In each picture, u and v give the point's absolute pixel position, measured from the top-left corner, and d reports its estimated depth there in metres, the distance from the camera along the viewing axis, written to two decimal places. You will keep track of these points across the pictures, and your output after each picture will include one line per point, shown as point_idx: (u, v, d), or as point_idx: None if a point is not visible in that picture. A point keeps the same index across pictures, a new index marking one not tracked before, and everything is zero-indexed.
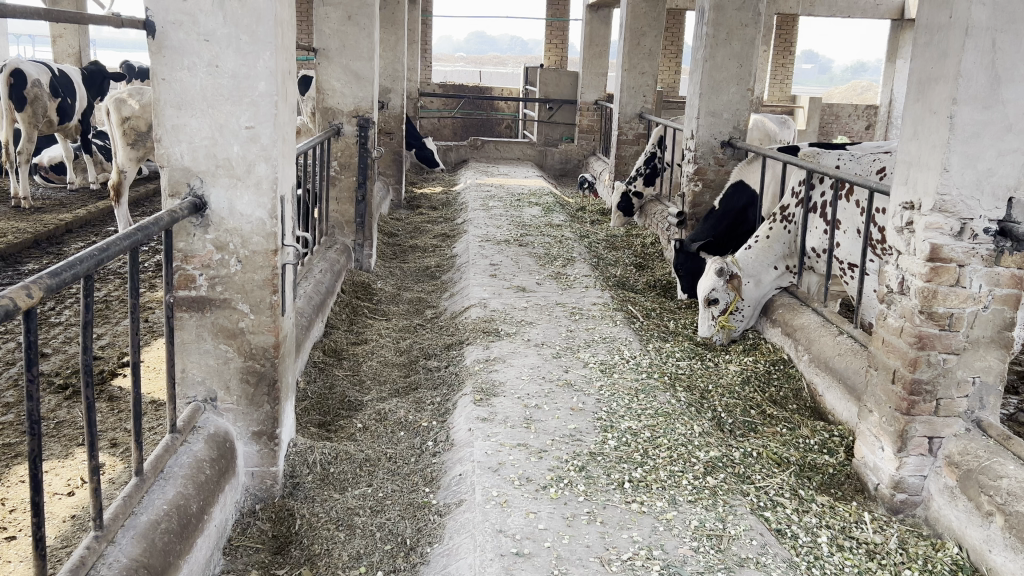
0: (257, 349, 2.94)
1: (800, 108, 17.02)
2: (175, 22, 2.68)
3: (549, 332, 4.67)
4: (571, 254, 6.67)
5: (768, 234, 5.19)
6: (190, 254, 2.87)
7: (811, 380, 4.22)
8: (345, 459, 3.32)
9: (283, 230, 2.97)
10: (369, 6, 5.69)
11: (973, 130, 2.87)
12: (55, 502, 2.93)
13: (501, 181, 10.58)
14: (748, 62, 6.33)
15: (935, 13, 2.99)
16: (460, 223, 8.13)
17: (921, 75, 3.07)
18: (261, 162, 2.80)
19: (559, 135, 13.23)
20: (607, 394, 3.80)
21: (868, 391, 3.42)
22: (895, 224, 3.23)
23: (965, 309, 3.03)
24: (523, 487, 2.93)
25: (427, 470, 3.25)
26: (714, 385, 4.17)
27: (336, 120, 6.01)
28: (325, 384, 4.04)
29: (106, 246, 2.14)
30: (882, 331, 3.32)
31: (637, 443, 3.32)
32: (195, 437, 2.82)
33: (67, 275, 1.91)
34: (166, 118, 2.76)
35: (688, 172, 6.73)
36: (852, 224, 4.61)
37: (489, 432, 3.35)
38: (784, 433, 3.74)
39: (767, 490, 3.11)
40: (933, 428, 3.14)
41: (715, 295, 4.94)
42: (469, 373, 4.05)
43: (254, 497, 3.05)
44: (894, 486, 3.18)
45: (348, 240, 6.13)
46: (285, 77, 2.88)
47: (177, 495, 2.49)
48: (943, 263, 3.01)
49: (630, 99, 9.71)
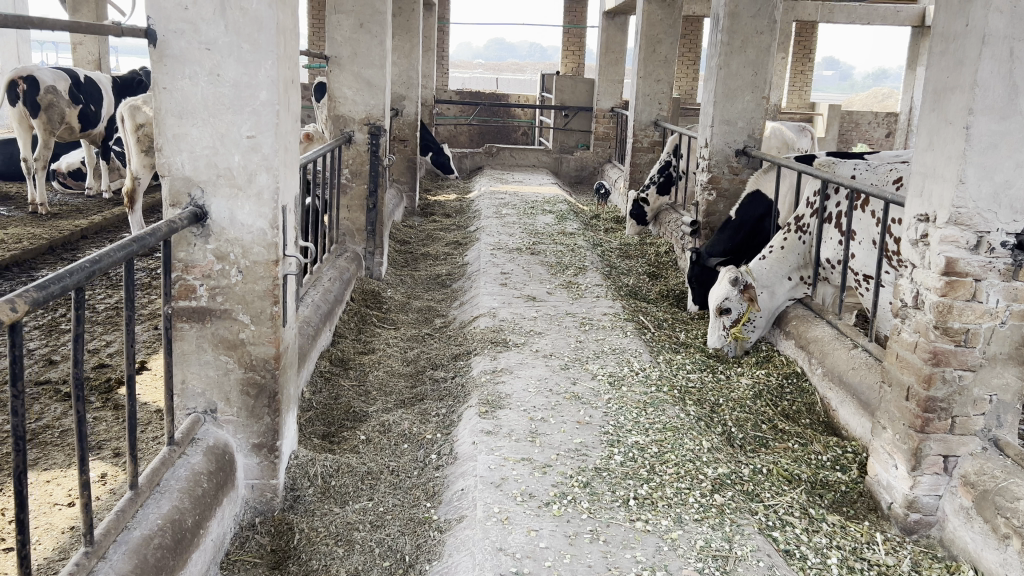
0: (257, 360, 2.91)
1: (819, 116, 16.91)
2: (176, 30, 2.66)
3: (559, 342, 4.62)
4: (583, 263, 6.61)
5: (782, 244, 5.09)
6: (191, 264, 2.84)
7: (824, 395, 4.14)
8: (347, 472, 3.27)
9: (285, 240, 2.93)
10: (381, 14, 5.72)
11: (990, 141, 2.79)
12: (53, 514, 2.91)
13: (516, 188, 10.55)
14: (763, 70, 6.25)
15: (950, 23, 2.92)
16: (473, 230, 8.09)
17: (936, 85, 3.00)
18: (262, 172, 2.76)
19: (575, 142, 12.96)
20: (615, 407, 3.74)
21: (882, 407, 3.34)
22: (910, 236, 3.15)
23: (982, 324, 2.95)
24: (526, 504, 2.87)
25: (429, 484, 3.20)
26: (725, 400, 4.09)
27: (347, 128, 5.98)
28: (330, 395, 4.00)
29: (98, 257, 2.11)
30: (896, 346, 3.24)
31: (644, 458, 3.26)
32: (193, 448, 2.79)
33: (57, 288, 1.88)
34: (167, 127, 2.73)
35: (702, 181, 6.66)
36: (868, 235, 4.52)
37: (493, 446, 3.30)
38: (796, 448, 3.66)
39: (776, 509, 3.03)
40: (948, 447, 3.06)
41: (727, 305, 4.87)
42: (475, 385, 4.01)
43: (254, 510, 3.01)
44: (908, 505, 3.10)
45: (359, 248, 6.11)
46: (287, 86, 2.85)
47: (173, 509, 2.45)
48: (959, 276, 2.94)
49: (645, 107, 9.66)
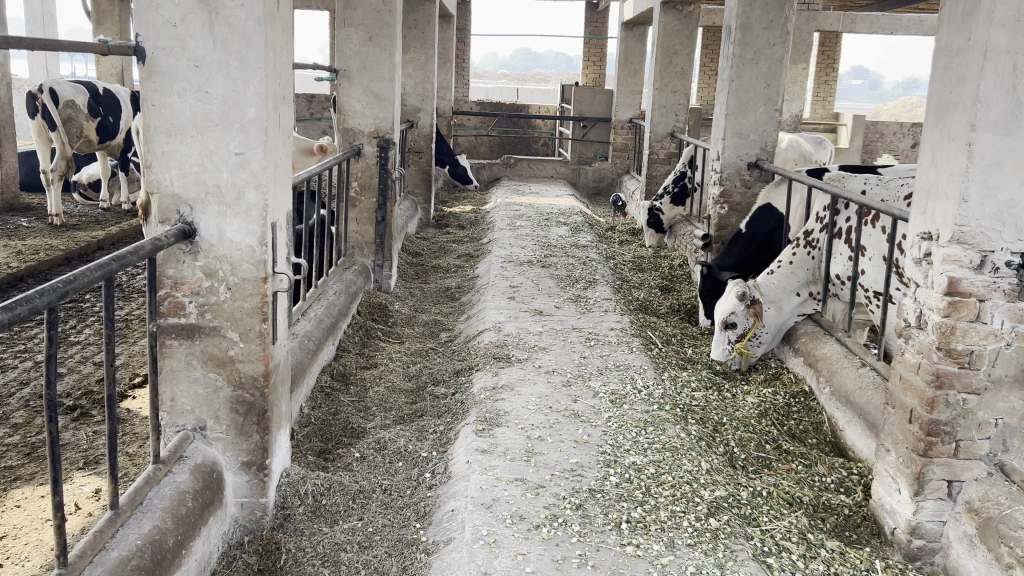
0: (247, 377, 2.89)
1: (843, 126, 16.69)
2: (165, 47, 2.66)
3: (562, 358, 4.56)
4: (594, 276, 6.55)
5: (791, 260, 5.01)
6: (180, 281, 2.83)
7: (832, 414, 4.04)
8: (339, 491, 3.24)
9: (275, 257, 2.91)
10: (390, 27, 5.77)
11: (993, 158, 2.72)
12: (44, 530, 2.89)
13: (533, 200, 10.50)
14: (775, 82, 6.19)
15: (953, 37, 2.85)
16: (485, 243, 8.06)
17: (939, 101, 2.93)
18: (250, 189, 2.75)
19: (593, 154, 12.94)
20: (614, 426, 3.68)
21: (885, 429, 3.25)
22: (914, 255, 3.07)
23: (986, 346, 2.87)
24: (515, 526, 2.83)
25: (420, 504, 3.17)
26: (728, 418, 4.03)
27: (356, 141, 5.98)
28: (329, 410, 3.98)
29: (73, 277, 2.10)
30: (900, 366, 3.15)
31: (641, 480, 3.20)
32: (180, 466, 2.77)
33: (24, 310, 1.87)
34: (155, 144, 2.73)
35: (714, 194, 6.59)
36: (878, 251, 4.43)
37: (487, 465, 3.26)
38: (800, 470, 3.58)
39: (773, 534, 2.96)
40: (952, 472, 2.97)
41: (733, 320, 4.77)
42: (474, 402, 3.97)
43: (243, 529, 2.99)
44: (912, 532, 3.01)
45: (368, 261, 6.09)
46: (277, 102, 2.83)
47: (154, 529, 2.43)
48: (962, 297, 2.86)
49: (661, 118, 9.62)
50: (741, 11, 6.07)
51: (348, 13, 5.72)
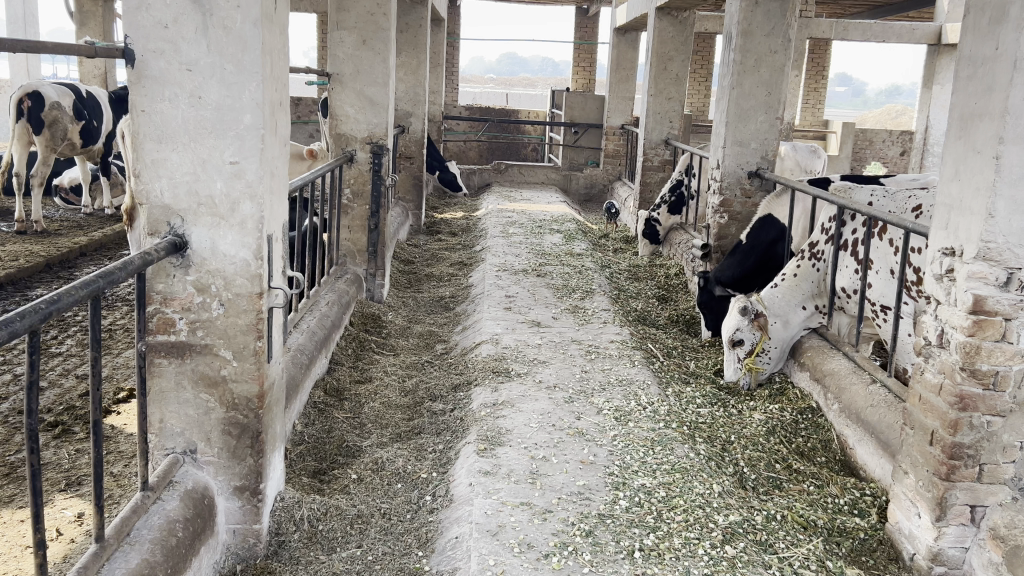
0: (240, 398, 2.74)
1: (832, 133, 16.61)
2: (156, 50, 2.51)
3: (563, 372, 4.43)
4: (591, 285, 6.44)
5: (796, 272, 4.90)
6: (170, 296, 2.67)
7: (840, 432, 3.93)
8: (335, 516, 3.10)
9: (271, 271, 2.77)
10: (384, 31, 5.64)
11: (1021, 173, 2.62)
12: (24, 558, 2.73)
13: (525, 207, 10.32)
14: (776, 90, 6.09)
15: (978, 45, 2.75)
16: (479, 249, 7.94)
17: (963, 111, 2.82)
18: (246, 201, 2.60)
19: (584, 160, 13.04)
20: (620, 445, 3.54)
21: (902, 450, 3.15)
22: (934, 270, 2.96)
23: (1012, 366, 2.77)
24: (524, 555, 2.69)
25: (422, 530, 3.03)
26: (736, 436, 3.90)
27: (349, 147, 5.82)
28: (323, 428, 3.84)
29: (57, 296, 1.95)
30: (919, 386, 3.04)
31: (651, 504, 3.07)
32: (170, 492, 2.62)
33: (4, 334, 1.72)
34: (144, 152, 2.58)
35: (713, 204, 6.48)
36: (886, 263, 4.33)
37: (490, 488, 3.12)
38: (812, 491, 3.46)
39: (791, 562, 2.84)
40: (976, 496, 2.87)
41: (739, 336, 4.72)
42: (474, 420, 3.83)
43: (236, 557, 2.85)
44: (932, 558, 2.89)
45: (361, 269, 5.94)
46: (274, 108, 2.68)
47: (142, 564, 2.27)
48: (987, 315, 2.75)
49: (656, 125, 9.51)
50: (742, 17, 5.97)
51: (341, 17, 5.59)
